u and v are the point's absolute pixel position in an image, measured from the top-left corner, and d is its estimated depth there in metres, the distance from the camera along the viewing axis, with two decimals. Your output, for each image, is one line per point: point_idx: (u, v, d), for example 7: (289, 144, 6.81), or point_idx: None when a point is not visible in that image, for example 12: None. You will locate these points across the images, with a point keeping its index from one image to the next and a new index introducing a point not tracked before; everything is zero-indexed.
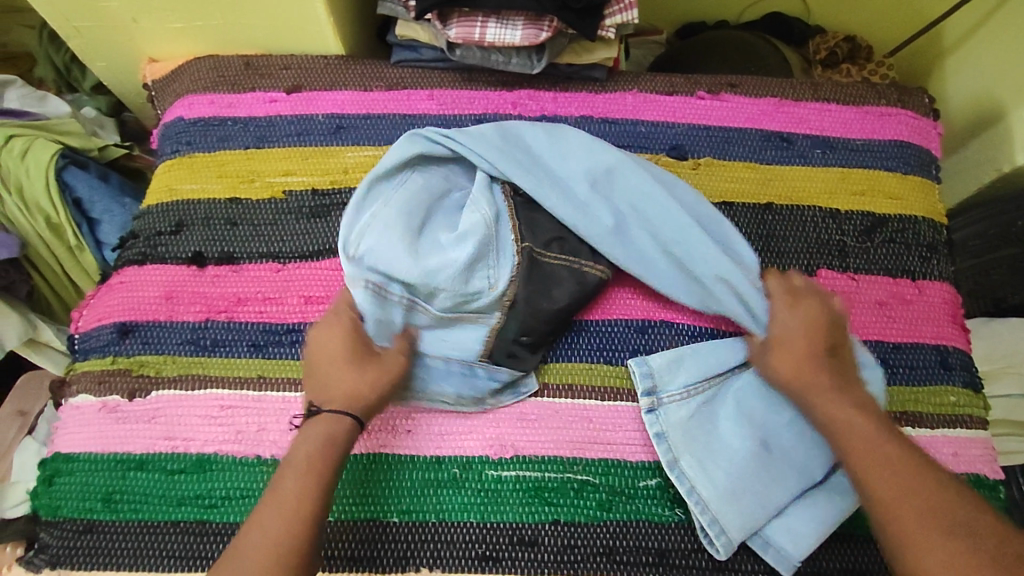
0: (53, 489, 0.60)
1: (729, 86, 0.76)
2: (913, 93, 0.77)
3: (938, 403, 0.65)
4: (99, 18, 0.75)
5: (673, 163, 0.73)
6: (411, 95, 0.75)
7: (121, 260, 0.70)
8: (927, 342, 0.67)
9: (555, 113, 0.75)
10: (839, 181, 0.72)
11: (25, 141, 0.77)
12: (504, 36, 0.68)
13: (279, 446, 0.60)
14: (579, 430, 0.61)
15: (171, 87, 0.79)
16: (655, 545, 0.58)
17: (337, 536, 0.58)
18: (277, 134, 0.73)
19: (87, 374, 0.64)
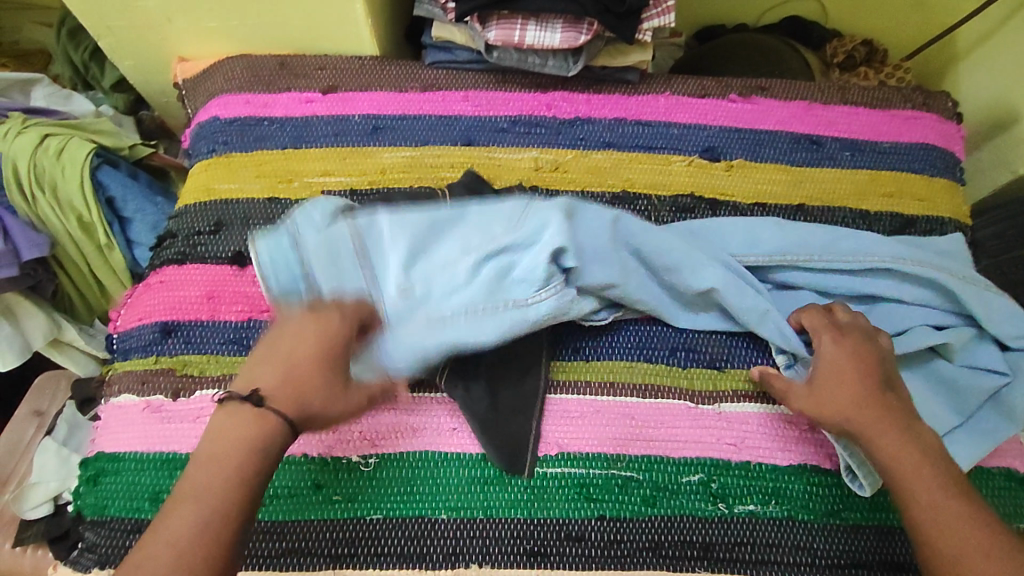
0: (99, 489, 0.60)
1: (759, 89, 0.78)
2: (937, 97, 0.79)
3: None
4: (133, 18, 0.75)
5: (707, 165, 0.74)
6: (446, 96, 0.76)
7: (158, 259, 0.69)
8: None
9: (589, 114, 0.76)
10: (868, 182, 0.74)
11: (58, 140, 0.77)
12: (543, 39, 0.69)
13: (325, 445, 0.60)
14: (622, 427, 0.62)
15: (203, 86, 0.79)
16: (700, 539, 0.59)
17: (387, 533, 0.58)
18: (314, 134, 0.74)
19: (129, 374, 0.64)
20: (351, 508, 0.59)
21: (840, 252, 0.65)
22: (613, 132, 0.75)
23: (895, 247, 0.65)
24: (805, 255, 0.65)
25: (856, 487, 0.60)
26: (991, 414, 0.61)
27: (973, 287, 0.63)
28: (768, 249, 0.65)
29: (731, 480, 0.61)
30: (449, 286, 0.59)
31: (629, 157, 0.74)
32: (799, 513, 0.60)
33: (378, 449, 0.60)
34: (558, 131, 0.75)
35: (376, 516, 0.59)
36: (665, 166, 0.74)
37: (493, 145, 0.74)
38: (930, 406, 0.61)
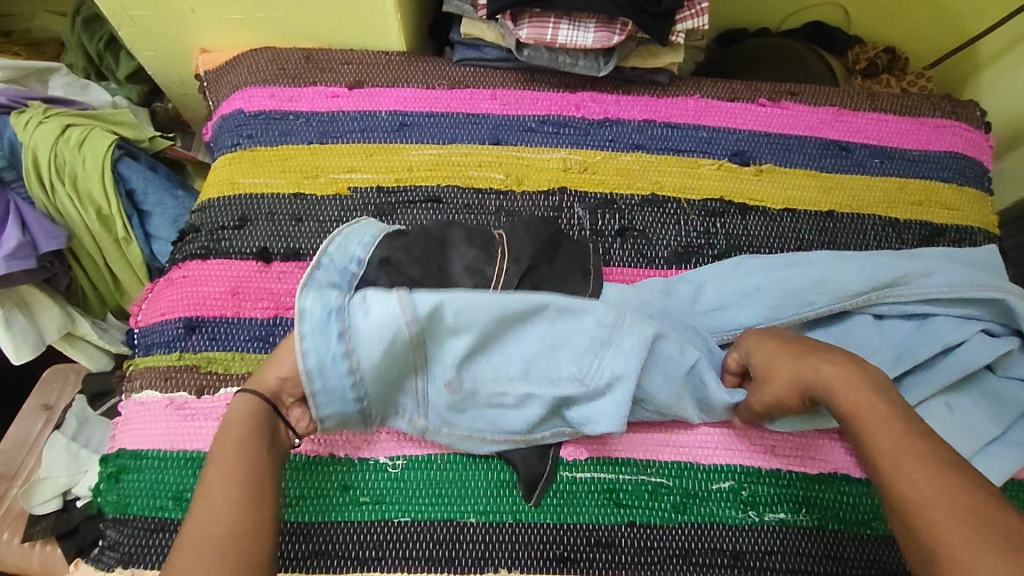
0: (121, 486, 0.59)
1: (789, 94, 0.77)
2: (966, 106, 0.79)
3: None
4: (157, 7, 0.74)
5: (736, 168, 0.73)
6: (474, 94, 0.75)
7: (181, 253, 0.68)
8: None
9: (617, 115, 0.75)
10: (897, 190, 0.74)
11: (79, 130, 0.76)
12: (576, 38, 0.69)
13: (353, 446, 0.60)
14: (652, 432, 0.62)
15: (227, 78, 0.78)
16: (730, 547, 0.58)
17: (415, 536, 0.57)
18: (340, 130, 0.73)
19: (152, 370, 0.63)
20: (378, 511, 0.58)
21: (893, 275, 0.63)
22: (642, 134, 0.74)
23: (952, 272, 0.63)
24: (856, 283, 0.62)
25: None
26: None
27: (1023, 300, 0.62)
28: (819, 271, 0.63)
29: (762, 488, 0.60)
30: (489, 356, 0.57)
31: (658, 159, 0.73)
32: (830, 523, 0.60)
33: (405, 450, 0.60)
34: (587, 132, 0.74)
35: (403, 519, 0.58)
36: (694, 169, 0.73)
37: (521, 144, 0.73)
38: (965, 416, 0.61)
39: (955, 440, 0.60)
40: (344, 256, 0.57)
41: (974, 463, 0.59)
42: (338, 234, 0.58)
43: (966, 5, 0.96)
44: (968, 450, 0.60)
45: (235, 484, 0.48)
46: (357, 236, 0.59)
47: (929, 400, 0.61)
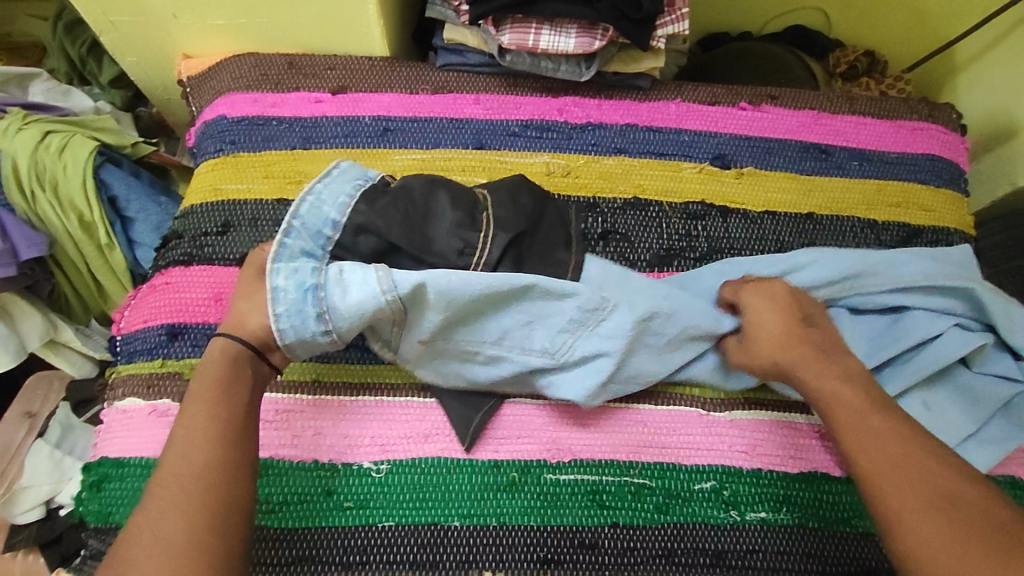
0: (103, 495, 0.59)
1: (769, 98, 0.78)
2: (942, 109, 0.80)
3: None
4: (138, 13, 0.74)
5: (717, 172, 0.74)
6: (457, 99, 0.75)
7: (164, 260, 0.68)
8: None
9: (600, 119, 0.75)
10: (876, 192, 0.75)
11: (61, 137, 0.75)
12: (557, 44, 0.69)
13: (336, 451, 0.60)
14: (634, 434, 0.62)
15: (209, 84, 0.78)
16: (712, 547, 0.59)
17: (399, 540, 0.57)
18: (324, 135, 0.73)
19: (134, 377, 0.63)
20: (362, 515, 0.58)
21: (873, 265, 0.64)
22: (624, 138, 0.75)
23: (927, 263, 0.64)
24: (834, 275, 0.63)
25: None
26: (999, 422, 0.62)
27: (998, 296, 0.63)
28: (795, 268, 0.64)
29: (743, 487, 0.61)
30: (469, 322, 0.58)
31: (640, 163, 0.74)
32: (810, 521, 0.60)
33: (389, 455, 0.60)
34: (569, 136, 0.75)
35: (388, 523, 0.58)
36: (676, 172, 0.74)
37: (504, 148, 0.74)
38: (942, 413, 0.61)
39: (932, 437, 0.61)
40: (318, 216, 0.56)
41: None
42: (310, 191, 0.56)
43: (944, 9, 0.98)
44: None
45: (207, 436, 0.49)
46: (332, 191, 0.57)
47: (908, 399, 0.62)
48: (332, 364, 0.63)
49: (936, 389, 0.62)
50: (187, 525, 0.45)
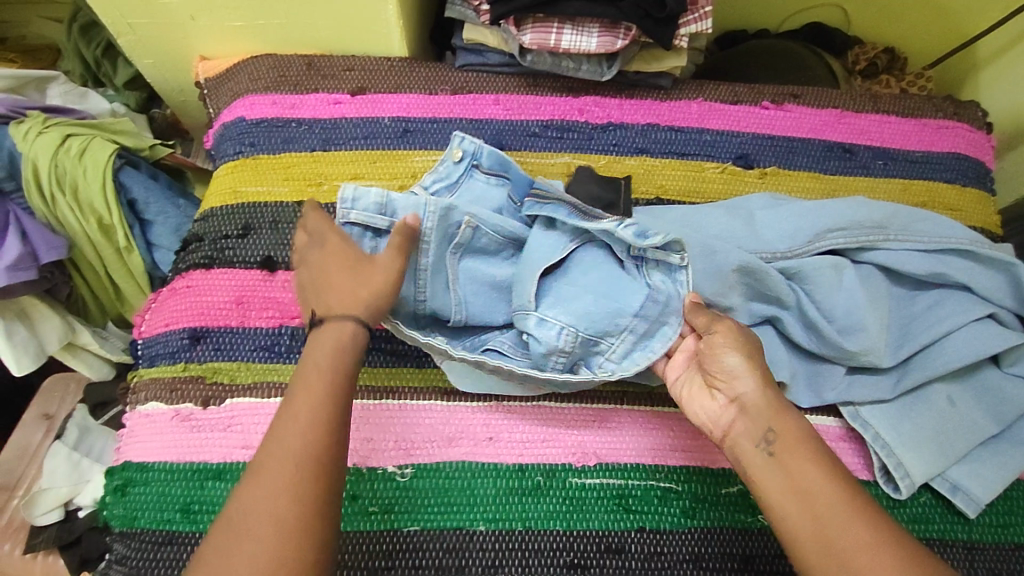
0: (127, 500, 0.58)
1: (791, 96, 0.77)
2: (967, 106, 0.79)
3: None
4: (156, 15, 0.73)
5: (740, 171, 0.73)
6: (477, 99, 0.75)
7: (185, 263, 0.68)
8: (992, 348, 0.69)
9: (621, 119, 0.75)
10: (901, 192, 0.74)
11: (80, 140, 0.75)
12: (579, 43, 0.69)
13: (360, 455, 0.59)
14: (660, 438, 0.62)
15: (228, 86, 0.77)
16: (740, 552, 0.58)
17: (425, 544, 0.57)
18: (343, 136, 0.72)
19: (157, 382, 0.62)
20: (388, 520, 0.57)
21: (914, 234, 0.63)
22: (645, 138, 0.74)
23: (959, 234, 0.63)
24: (874, 238, 0.62)
25: (890, 488, 0.60)
26: None
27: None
28: (839, 227, 0.62)
29: None
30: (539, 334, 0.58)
31: (662, 163, 0.73)
32: None
33: (413, 459, 0.59)
34: (590, 136, 0.74)
35: (414, 528, 0.57)
36: (698, 172, 0.73)
37: (525, 149, 0.73)
38: (969, 414, 0.61)
39: (958, 438, 0.60)
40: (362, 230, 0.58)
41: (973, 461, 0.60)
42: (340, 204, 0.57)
43: (965, 6, 0.97)
44: (970, 447, 0.60)
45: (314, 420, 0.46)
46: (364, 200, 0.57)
47: (936, 400, 0.61)
48: (368, 369, 0.62)
49: (965, 390, 0.62)
50: (301, 504, 0.43)
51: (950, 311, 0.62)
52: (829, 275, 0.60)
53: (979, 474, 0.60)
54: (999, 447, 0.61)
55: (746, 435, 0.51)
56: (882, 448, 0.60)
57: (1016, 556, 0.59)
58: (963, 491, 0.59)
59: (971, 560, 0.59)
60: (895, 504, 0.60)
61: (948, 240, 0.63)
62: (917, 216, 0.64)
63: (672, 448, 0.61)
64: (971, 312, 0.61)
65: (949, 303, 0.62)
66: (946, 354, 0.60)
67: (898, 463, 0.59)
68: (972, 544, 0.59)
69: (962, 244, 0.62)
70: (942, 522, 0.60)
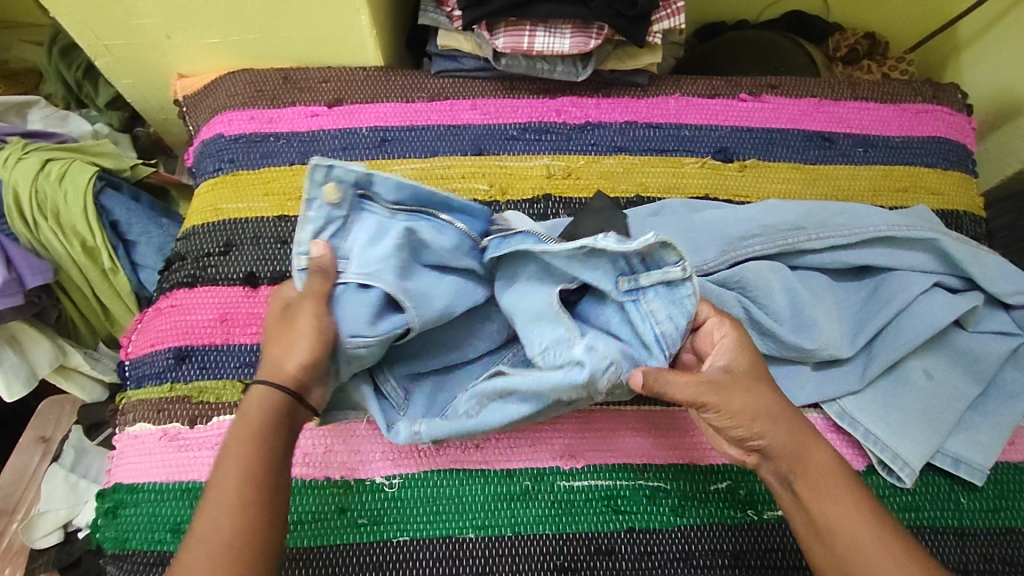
0: (118, 522, 0.59)
1: (769, 87, 0.77)
2: (946, 89, 0.79)
3: None
4: (131, 35, 0.73)
5: (720, 165, 0.73)
6: (454, 105, 0.75)
7: (168, 282, 0.68)
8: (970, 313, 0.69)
9: (599, 119, 0.75)
10: (882, 178, 0.73)
11: (60, 164, 0.76)
12: (553, 45, 0.68)
13: (347, 467, 0.59)
14: (648, 437, 0.62)
15: (205, 103, 0.77)
16: (730, 548, 0.58)
17: (415, 554, 0.57)
18: (321, 148, 0.72)
19: (144, 403, 0.63)
20: (377, 531, 0.57)
21: (849, 226, 0.62)
22: (624, 136, 0.74)
23: (889, 216, 0.63)
24: (809, 235, 0.62)
25: (893, 479, 0.60)
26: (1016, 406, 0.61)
27: (968, 246, 0.62)
28: (779, 226, 0.62)
29: (760, 486, 0.60)
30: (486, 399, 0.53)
31: (642, 161, 0.73)
32: None
33: (401, 469, 0.59)
34: (569, 137, 0.74)
35: (403, 538, 0.57)
36: (678, 168, 0.73)
37: (503, 153, 0.73)
38: (954, 397, 0.61)
39: (946, 411, 0.60)
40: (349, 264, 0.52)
41: (965, 432, 0.60)
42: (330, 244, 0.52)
43: None
44: (960, 416, 0.60)
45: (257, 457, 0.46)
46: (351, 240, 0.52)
47: (913, 374, 0.61)
48: None
49: (952, 372, 0.61)
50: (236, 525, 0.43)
51: (895, 290, 0.61)
52: (771, 275, 0.59)
53: (976, 442, 0.60)
54: (987, 404, 0.62)
55: (773, 474, 0.50)
56: (874, 442, 0.60)
57: (1008, 539, 0.59)
58: (967, 462, 0.60)
59: (964, 546, 0.58)
60: (885, 492, 0.60)
61: (868, 230, 0.62)
62: (834, 211, 0.63)
63: (659, 447, 0.61)
64: (917, 287, 0.61)
65: (892, 284, 0.62)
66: (907, 333, 0.60)
67: (895, 457, 0.59)
68: (964, 530, 0.59)
69: (881, 232, 0.62)
70: (933, 509, 0.59)
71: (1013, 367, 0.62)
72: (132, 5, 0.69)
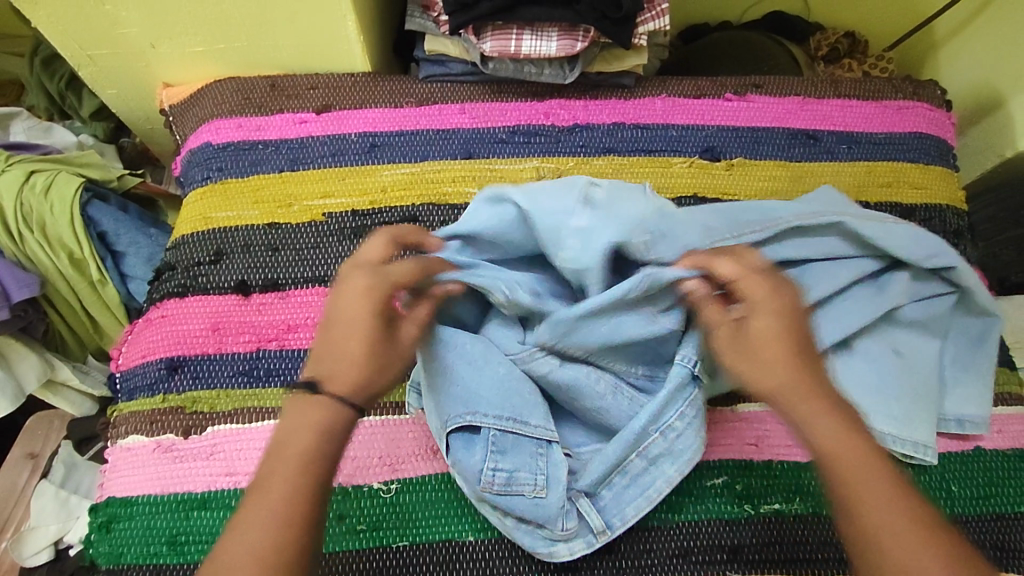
0: (113, 536, 0.58)
1: (754, 87, 0.78)
2: (926, 86, 0.80)
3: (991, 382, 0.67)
4: (115, 45, 0.73)
5: (707, 165, 0.74)
6: (442, 109, 0.75)
7: (157, 293, 0.67)
8: None
9: (587, 120, 0.75)
10: (866, 174, 0.75)
11: (46, 176, 0.75)
12: (540, 48, 0.69)
13: (346, 473, 0.59)
14: None
15: (191, 112, 0.77)
16: (728, 542, 0.58)
17: (415, 558, 0.57)
18: (311, 156, 0.72)
19: (137, 415, 0.62)
20: (376, 537, 0.57)
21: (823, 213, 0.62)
22: (612, 137, 0.74)
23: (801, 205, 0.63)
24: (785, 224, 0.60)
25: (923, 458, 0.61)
26: (977, 338, 0.64)
27: (874, 221, 0.61)
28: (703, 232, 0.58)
29: (754, 480, 0.61)
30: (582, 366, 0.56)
31: (630, 162, 0.74)
32: (822, 509, 0.60)
33: (399, 474, 0.59)
34: (558, 139, 0.74)
35: (403, 543, 0.57)
36: (666, 168, 0.73)
37: (493, 156, 0.73)
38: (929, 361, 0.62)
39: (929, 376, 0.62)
40: None
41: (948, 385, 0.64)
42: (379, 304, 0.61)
43: None
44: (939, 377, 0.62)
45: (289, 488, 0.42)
46: None
47: (882, 356, 0.62)
48: None
49: (931, 345, 0.63)
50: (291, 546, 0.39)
51: (818, 277, 0.61)
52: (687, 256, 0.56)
53: (965, 393, 0.63)
54: (953, 349, 0.65)
55: None
56: (892, 439, 0.60)
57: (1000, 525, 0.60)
58: (970, 420, 0.62)
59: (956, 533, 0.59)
60: None
61: (780, 223, 0.60)
62: (740, 208, 0.62)
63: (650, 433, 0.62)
64: (845, 274, 0.61)
65: (815, 271, 0.61)
66: (828, 321, 0.61)
67: (917, 446, 0.60)
68: (957, 517, 0.60)
69: (792, 225, 0.60)
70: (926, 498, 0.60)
71: (962, 312, 0.65)
72: (115, 14, 0.68)
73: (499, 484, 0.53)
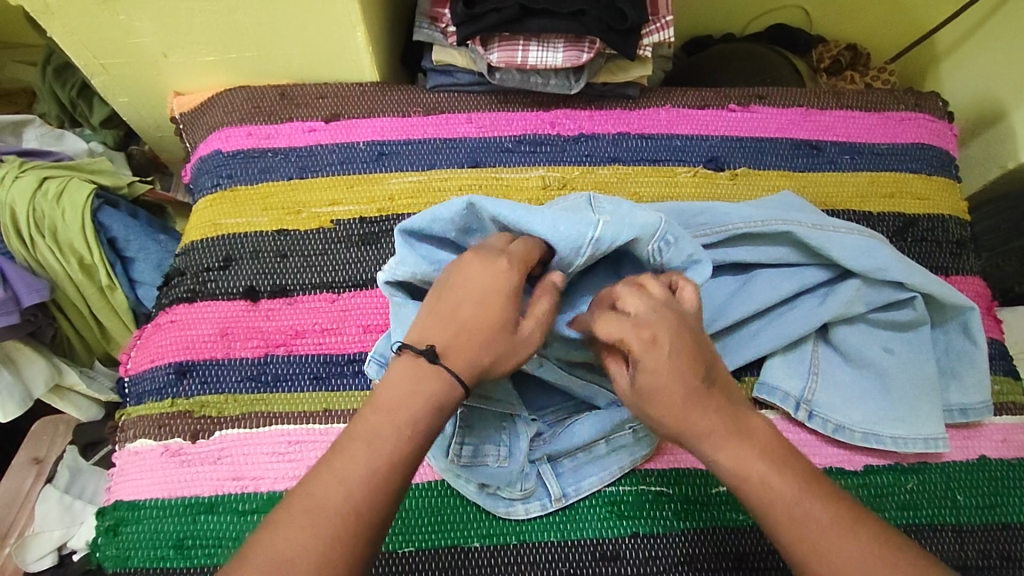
0: (120, 540, 0.58)
1: (757, 98, 0.79)
2: (928, 97, 0.81)
3: (995, 392, 0.67)
4: (128, 54, 0.74)
5: (711, 174, 0.75)
6: (449, 119, 0.76)
7: (167, 298, 0.68)
8: (988, 335, 0.70)
9: (592, 130, 0.76)
10: (870, 185, 0.75)
11: (58, 182, 0.76)
12: (546, 58, 0.70)
13: None
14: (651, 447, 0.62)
15: (202, 120, 0.78)
16: (733, 550, 0.58)
17: (421, 563, 0.57)
18: (319, 164, 0.73)
19: (146, 419, 0.62)
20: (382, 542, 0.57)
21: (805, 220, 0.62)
22: (617, 147, 0.75)
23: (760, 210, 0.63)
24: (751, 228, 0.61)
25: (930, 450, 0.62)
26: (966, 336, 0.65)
27: (823, 229, 0.61)
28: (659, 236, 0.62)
29: None
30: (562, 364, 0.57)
31: (635, 171, 0.74)
32: None
33: None
34: (563, 148, 0.75)
35: (409, 548, 0.57)
36: (670, 177, 0.74)
37: (499, 165, 0.74)
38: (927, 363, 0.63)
39: (930, 377, 0.62)
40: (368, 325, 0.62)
41: (948, 381, 0.65)
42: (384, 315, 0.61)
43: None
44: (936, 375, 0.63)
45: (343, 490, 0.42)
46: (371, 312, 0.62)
47: (878, 362, 0.62)
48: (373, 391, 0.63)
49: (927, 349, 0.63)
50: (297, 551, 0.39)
51: (761, 289, 0.62)
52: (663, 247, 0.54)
53: (965, 385, 0.64)
54: (944, 338, 0.66)
55: None
56: (898, 440, 0.61)
57: (1005, 535, 0.60)
58: (972, 408, 0.64)
59: (961, 543, 0.59)
60: (882, 491, 0.61)
61: (726, 228, 0.62)
62: (696, 212, 0.64)
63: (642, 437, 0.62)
64: (792, 283, 0.62)
65: (761, 280, 0.63)
66: (788, 325, 0.62)
67: (927, 443, 0.61)
68: (962, 527, 0.60)
69: (738, 230, 0.61)
70: (931, 507, 0.60)
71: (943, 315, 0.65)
72: (129, 24, 0.69)
73: (465, 457, 0.56)
